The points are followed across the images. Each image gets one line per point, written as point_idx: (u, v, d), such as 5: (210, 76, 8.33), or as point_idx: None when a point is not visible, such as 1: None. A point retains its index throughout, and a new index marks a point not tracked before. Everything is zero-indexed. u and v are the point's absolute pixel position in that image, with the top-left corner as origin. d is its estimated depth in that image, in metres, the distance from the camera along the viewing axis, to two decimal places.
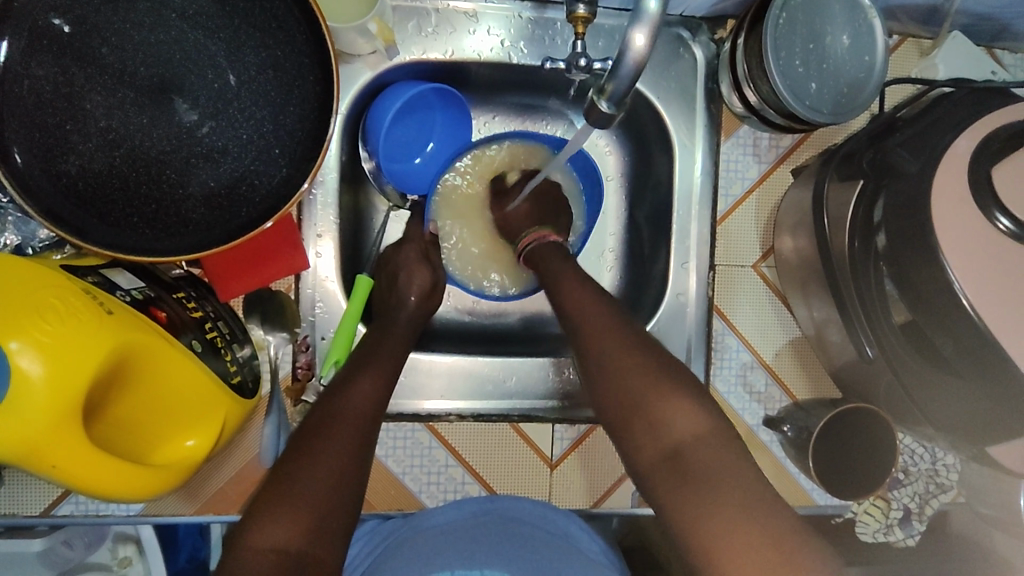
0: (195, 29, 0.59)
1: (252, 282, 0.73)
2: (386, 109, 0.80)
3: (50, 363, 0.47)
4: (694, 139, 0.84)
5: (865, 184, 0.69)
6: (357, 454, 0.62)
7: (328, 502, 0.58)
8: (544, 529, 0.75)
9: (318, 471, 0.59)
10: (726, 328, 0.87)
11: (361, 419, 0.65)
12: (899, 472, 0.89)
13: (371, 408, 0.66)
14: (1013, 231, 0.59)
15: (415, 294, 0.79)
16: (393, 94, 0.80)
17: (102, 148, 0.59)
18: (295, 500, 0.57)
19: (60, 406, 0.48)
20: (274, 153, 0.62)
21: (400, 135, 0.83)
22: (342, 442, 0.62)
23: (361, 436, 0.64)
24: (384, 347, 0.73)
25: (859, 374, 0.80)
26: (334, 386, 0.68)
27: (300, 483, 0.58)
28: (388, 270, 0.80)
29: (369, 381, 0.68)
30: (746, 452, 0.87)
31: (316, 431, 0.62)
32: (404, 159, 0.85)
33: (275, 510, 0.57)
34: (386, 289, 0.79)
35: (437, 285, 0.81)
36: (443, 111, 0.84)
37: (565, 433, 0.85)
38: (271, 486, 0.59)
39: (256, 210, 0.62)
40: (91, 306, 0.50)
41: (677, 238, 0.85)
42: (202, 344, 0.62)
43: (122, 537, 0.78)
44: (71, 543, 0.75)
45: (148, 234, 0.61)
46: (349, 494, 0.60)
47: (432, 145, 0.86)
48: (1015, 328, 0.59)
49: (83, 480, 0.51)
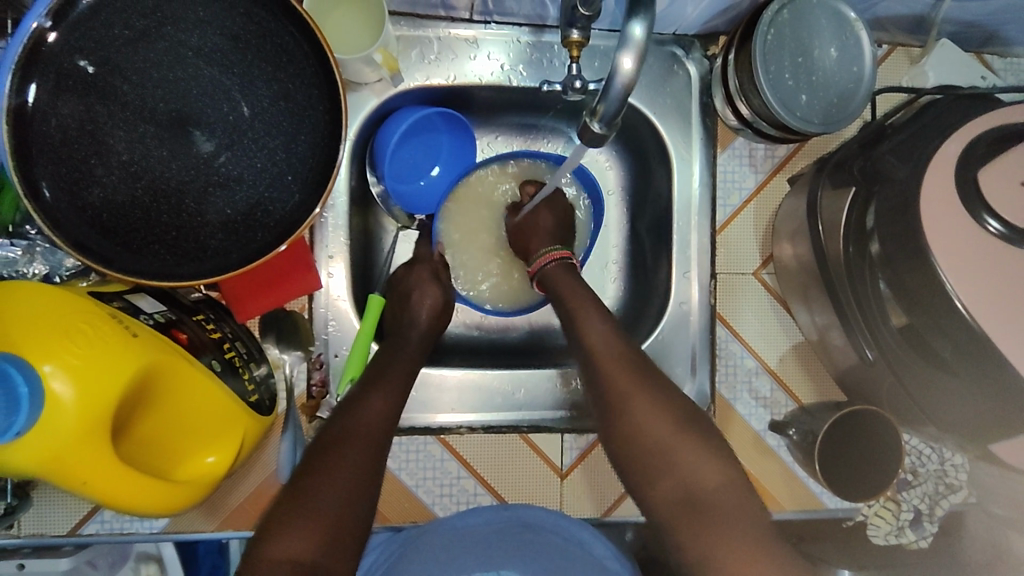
0: (211, 65, 0.62)
1: (268, 303, 0.76)
2: (393, 132, 0.83)
3: (80, 382, 0.50)
4: (691, 151, 0.86)
5: (858, 190, 0.71)
6: (370, 467, 0.64)
7: (340, 514, 0.60)
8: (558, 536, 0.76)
9: (333, 484, 0.61)
10: (730, 335, 0.89)
11: (374, 435, 0.67)
12: (907, 473, 0.89)
13: (383, 423, 0.68)
14: (1003, 233, 0.60)
15: (426, 314, 0.81)
16: (397, 120, 0.83)
17: (125, 180, 0.62)
18: (309, 512, 0.59)
19: (89, 426, 0.50)
20: (287, 179, 0.65)
21: (406, 158, 0.86)
22: (355, 457, 0.64)
23: (374, 451, 0.66)
24: (396, 363, 0.76)
25: (862, 377, 0.81)
26: (348, 400, 0.70)
27: (316, 496, 0.60)
28: (401, 288, 0.83)
29: (380, 397, 0.70)
30: (757, 458, 0.88)
31: (331, 445, 0.64)
32: (410, 181, 0.88)
33: (292, 521, 0.58)
34: (398, 310, 0.82)
35: (447, 302, 0.83)
36: (449, 135, 0.87)
37: (574, 442, 0.86)
38: (286, 498, 0.61)
39: (271, 234, 0.65)
40: (117, 330, 0.53)
41: (678, 248, 0.87)
42: (221, 363, 0.65)
43: (144, 557, 0.78)
44: (95, 563, 0.75)
45: (169, 260, 0.64)
46: (363, 507, 0.62)
47: (438, 166, 0.89)
48: (1012, 329, 0.60)
49: (110, 494, 0.53)
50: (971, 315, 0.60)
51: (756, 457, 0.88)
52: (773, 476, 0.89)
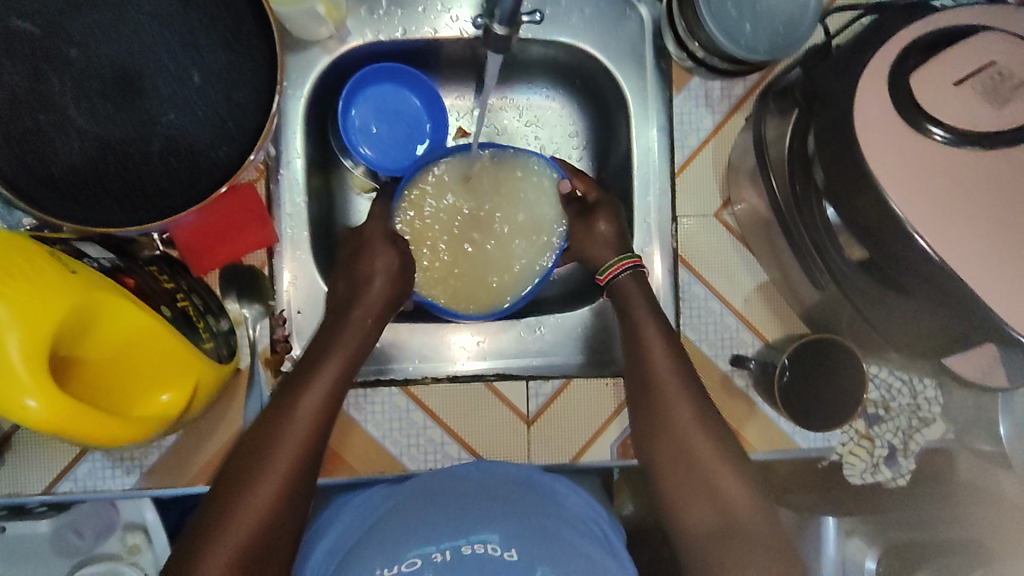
0: (150, 18, 0.63)
1: (223, 254, 0.77)
2: (357, 94, 0.86)
3: (30, 326, 0.50)
4: (648, 95, 0.86)
5: (801, 114, 0.70)
6: (295, 466, 0.63)
7: (272, 512, 0.61)
8: (536, 489, 0.74)
9: (257, 484, 0.61)
10: (693, 278, 0.89)
11: (302, 428, 0.65)
12: (878, 408, 0.90)
13: (324, 413, 0.67)
14: (949, 140, 0.58)
15: (364, 303, 0.75)
16: (363, 98, 0.86)
17: (70, 133, 0.62)
18: (237, 511, 0.59)
19: (36, 350, 0.50)
20: (229, 127, 0.66)
21: (376, 123, 0.88)
22: (281, 454, 0.63)
23: (302, 447, 0.64)
24: (332, 349, 0.72)
25: (827, 308, 0.80)
26: (289, 387, 0.69)
27: (239, 496, 0.60)
28: (344, 253, 0.79)
29: (323, 385, 0.69)
30: (723, 399, 0.88)
31: (261, 443, 0.64)
32: (385, 146, 0.89)
33: (213, 520, 0.59)
34: (342, 291, 0.76)
35: (396, 289, 0.77)
36: (425, 108, 0.88)
37: (540, 389, 0.87)
38: (216, 495, 0.61)
39: (214, 180, 0.65)
40: (55, 266, 0.54)
41: (639, 191, 0.87)
42: (173, 311, 0.66)
43: (127, 525, 0.78)
44: (80, 532, 0.77)
45: (117, 209, 0.64)
46: (296, 501, 0.63)
47: (426, 144, 0.90)
48: (960, 238, 0.58)
49: (58, 429, 0.53)
50: (916, 230, 0.59)
51: (723, 397, 0.88)
52: (742, 417, 0.88)
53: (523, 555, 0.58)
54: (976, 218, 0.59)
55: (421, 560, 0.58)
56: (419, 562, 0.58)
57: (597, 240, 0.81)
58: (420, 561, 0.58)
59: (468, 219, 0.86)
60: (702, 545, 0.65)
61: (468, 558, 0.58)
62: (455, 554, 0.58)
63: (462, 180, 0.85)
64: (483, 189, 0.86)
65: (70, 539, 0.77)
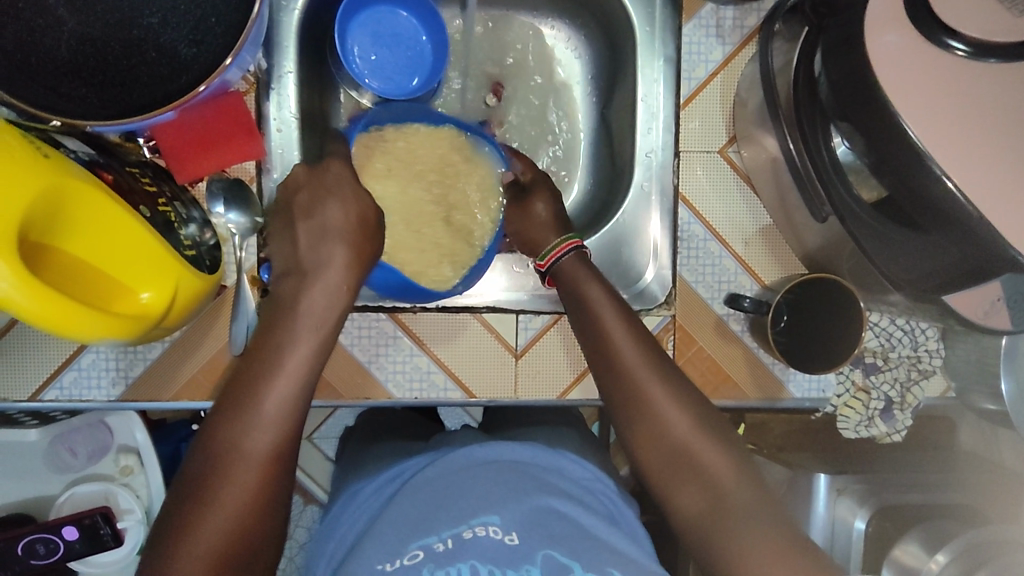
0: None
1: (209, 164, 0.75)
2: (349, 19, 0.84)
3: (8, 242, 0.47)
4: (654, 22, 0.83)
5: (809, 34, 0.67)
6: (272, 472, 0.57)
7: (249, 519, 0.55)
8: (538, 467, 0.67)
9: (228, 488, 0.55)
10: (692, 217, 0.86)
11: (271, 423, 0.57)
12: (876, 357, 0.88)
13: (294, 407, 0.59)
14: (971, 53, 0.55)
15: (336, 266, 0.64)
16: (356, 25, 0.85)
17: (50, 25, 0.61)
18: (205, 523, 0.54)
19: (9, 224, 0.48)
20: (211, 22, 0.65)
21: (371, 48, 0.85)
22: (256, 451, 0.56)
23: (274, 455, 0.57)
24: (297, 331, 0.61)
25: (832, 246, 0.78)
26: (248, 369, 0.60)
27: (212, 503, 0.54)
28: (299, 201, 0.68)
29: (287, 375, 0.59)
30: (717, 344, 0.86)
31: (224, 444, 0.56)
32: (384, 70, 0.86)
33: (179, 533, 0.53)
34: (306, 247, 0.65)
35: (367, 258, 0.66)
36: (423, 30, 0.86)
37: (529, 323, 0.85)
38: (180, 497, 0.55)
39: (195, 77, 0.64)
40: (29, 148, 0.53)
41: (644, 116, 0.84)
42: (151, 212, 0.65)
43: (125, 449, 0.94)
44: (75, 452, 0.93)
45: (97, 103, 0.63)
46: (275, 503, 0.57)
47: (423, 66, 0.87)
48: (978, 163, 0.54)
49: (30, 315, 0.50)
50: (931, 156, 0.54)
51: (717, 343, 0.85)
52: (735, 362, 0.85)
53: (524, 538, 0.58)
54: (994, 140, 0.55)
55: (423, 552, 0.57)
56: (422, 554, 0.57)
57: (534, 222, 0.81)
58: (422, 553, 0.57)
59: (424, 189, 0.85)
60: (685, 474, 0.62)
61: (469, 543, 0.57)
62: (456, 541, 0.57)
63: (430, 151, 0.84)
64: (451, 162, 0.85)
65: (66, 454, 0.93)
